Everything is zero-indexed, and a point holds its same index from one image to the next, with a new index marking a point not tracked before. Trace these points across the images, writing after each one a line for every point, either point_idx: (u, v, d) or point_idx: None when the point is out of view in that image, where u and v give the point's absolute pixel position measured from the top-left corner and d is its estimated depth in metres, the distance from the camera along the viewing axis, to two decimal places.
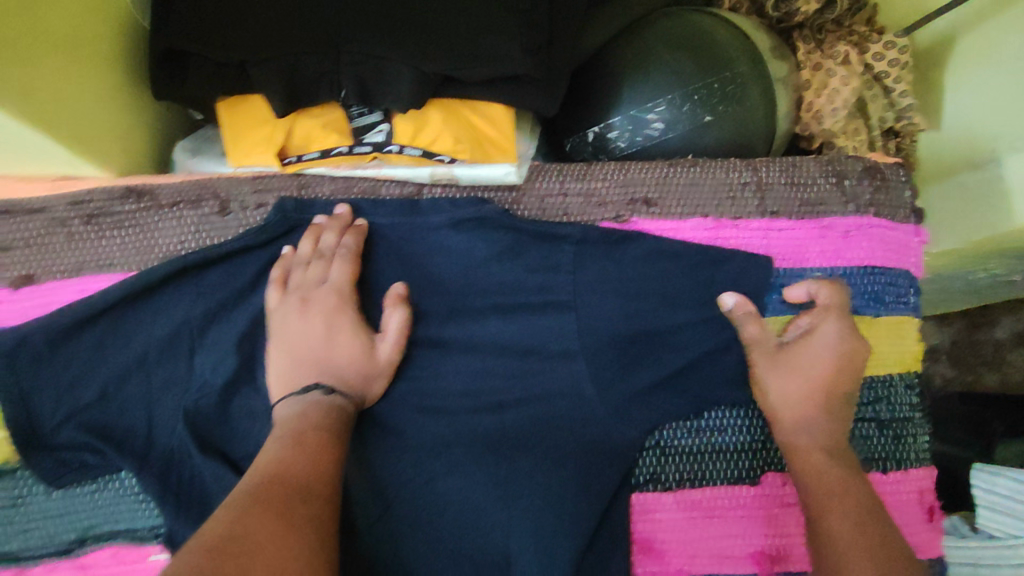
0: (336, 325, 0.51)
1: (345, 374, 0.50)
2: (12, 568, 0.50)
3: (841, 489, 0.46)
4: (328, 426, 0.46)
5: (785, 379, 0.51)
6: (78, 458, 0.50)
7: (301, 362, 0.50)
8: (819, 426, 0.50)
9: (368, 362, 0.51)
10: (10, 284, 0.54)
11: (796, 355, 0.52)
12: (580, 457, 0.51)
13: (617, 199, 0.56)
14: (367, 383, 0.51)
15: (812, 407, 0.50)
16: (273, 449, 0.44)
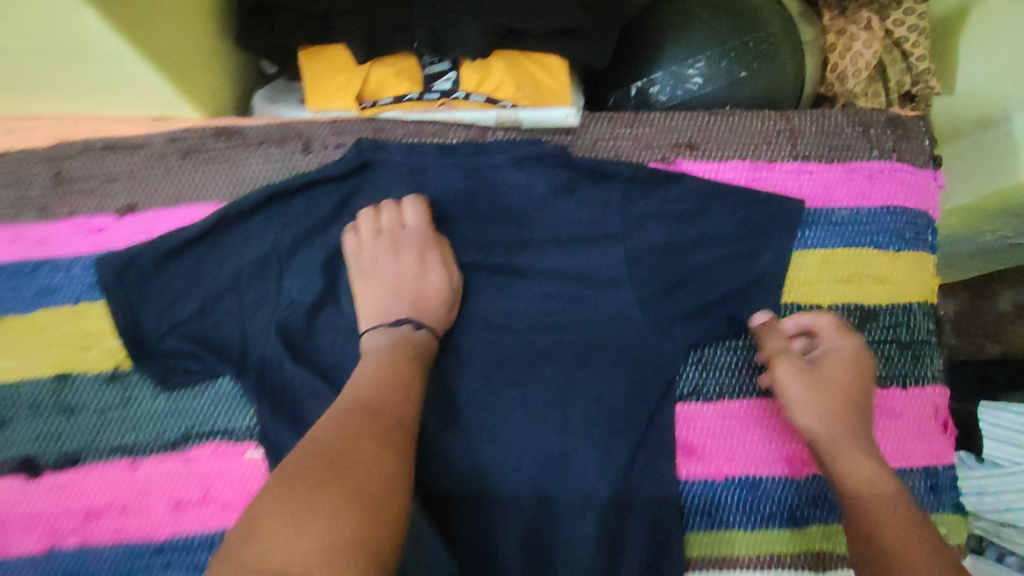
0: (416, 261, 0.57)
1: (426, 309, 0.55)
2: (123, 461, 0.55)
3: (867, 473, 0.50)
4: (410, 358, 0.51)
5: (821, 394, 0.54)
6: (181, 364, 0.55)
7: (386, 295, 0.56)
8: (861, 438, 0.52)
9: (446, 291, 0.56)
10: (114, 212, 0.58)
11: (827, 374, 0.55)
12: (629, 371, 0.57)
13: (663, 142, 0.61)
14: (445, 312, 0.56)
15: (850, 420, 0.53)
16: (361, 379, 0.48)
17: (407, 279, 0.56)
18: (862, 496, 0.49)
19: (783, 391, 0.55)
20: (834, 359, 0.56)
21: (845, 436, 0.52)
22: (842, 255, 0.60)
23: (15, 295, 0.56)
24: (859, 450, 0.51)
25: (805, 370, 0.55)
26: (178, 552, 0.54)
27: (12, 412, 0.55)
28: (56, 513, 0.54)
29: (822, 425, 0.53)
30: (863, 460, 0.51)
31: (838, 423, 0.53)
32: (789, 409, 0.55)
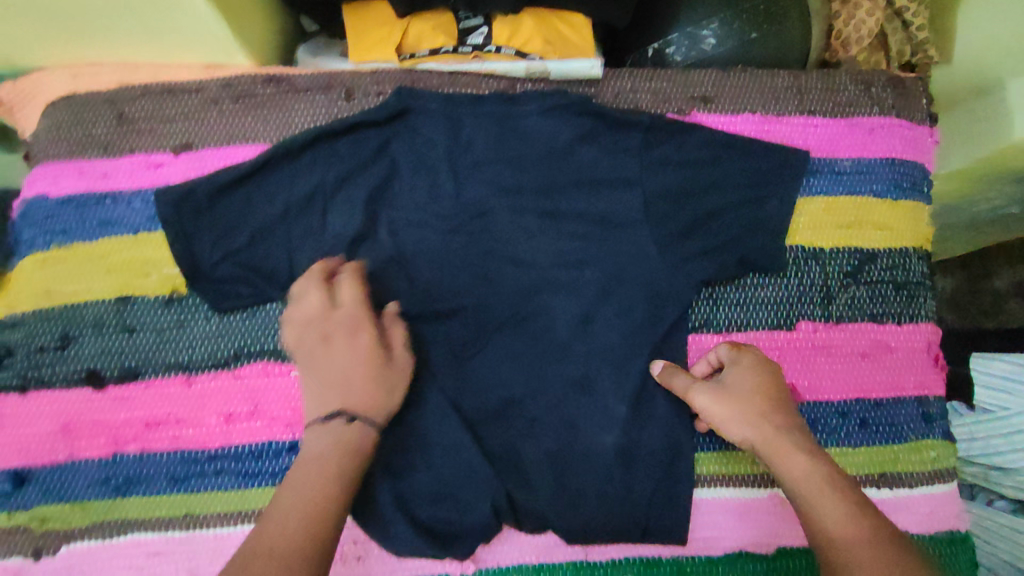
0: (353, 342, 0.53)
1: (362, 395, 0.51)
2: (178, 377, 0.59)
3: (801, 476, 0.50)
4: (343, 461, 0.48)
5: (736, 407, 0.54)
6: (235, 290, 0.60)
7: (320, 380, 0.52)
8: (790, 433, 0.53)
9: (386, 371, 0.53)
10: (171, 150, 0.63)
11: (734, 384, 0.56)
12: (647, 304, 0.61)
13: (679, 96, 0.66)
14: (386, 397, 0.53)
15: (774, 418, 0.54)
16: (292, 501, 0.45)
17: (343, 361, 0.52)
18: (799, 496, 0.49)
19: (705, 416, 0.56)
20: (735, 366, 0.57)
21: (772, 439, 0.52)
22: (844, 202, 0.65)
23: (79, 225, 0.61)
24: (792, 449, 0.51)
25: (714, 389, 0.56)
26: (231, 460, 0.59)
27: (77, 330, 0.59)
28: (117, 423, 0.58)
29: (751, 433, 0.54)
30: (796, 457, 0.51)
31: (764, 428, 0.53)
32: (719, 429, 0.55)
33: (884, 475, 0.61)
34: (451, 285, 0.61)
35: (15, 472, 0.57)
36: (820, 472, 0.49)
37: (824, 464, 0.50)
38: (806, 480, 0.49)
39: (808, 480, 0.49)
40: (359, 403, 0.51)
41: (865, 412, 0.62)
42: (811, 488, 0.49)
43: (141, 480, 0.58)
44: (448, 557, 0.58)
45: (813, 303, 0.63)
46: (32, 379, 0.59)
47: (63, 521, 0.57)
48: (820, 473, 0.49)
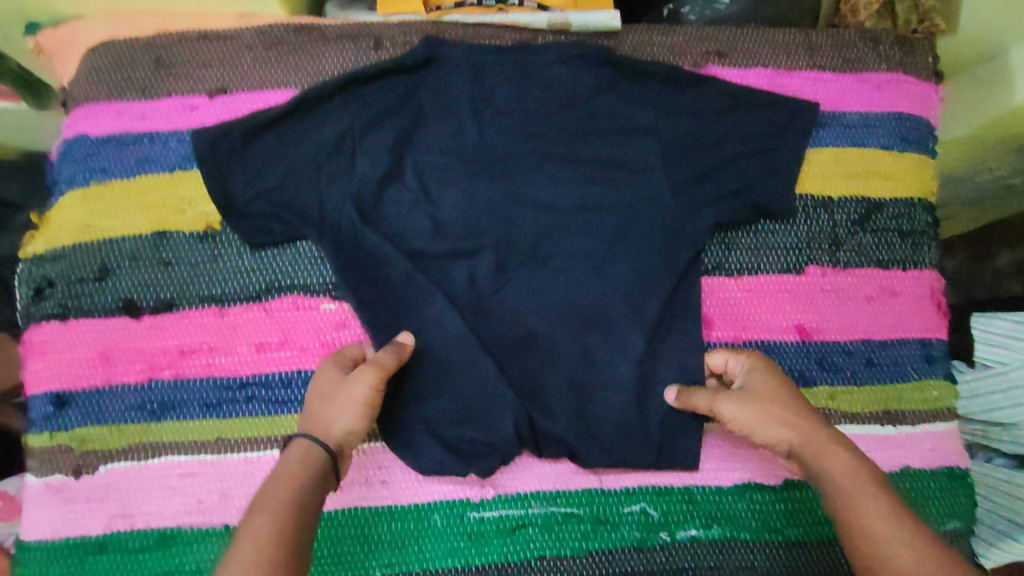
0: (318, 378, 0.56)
1: (315, 420, 0.52)
2: (211, 308, 0.62)
3: (843, 479, 0.48)
4: (295, 480, 0.48)
5: (769, 410, 0.52)
6: (266, 226, 0.62)
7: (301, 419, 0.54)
8: (824, 430, 0.51)
9: (342, 390, 0.54)
10: (206, 94, 0.65)
11: (761, 388, 0.54)
12: (662, 246, 0.64)
13: (694, 50, 0.69)
14: (343, 415, 0.53)
15: (807, 419, 0.52)
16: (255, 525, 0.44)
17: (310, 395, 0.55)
18: (845, 500, 0.48)
19: (733, 422, 0.54)
20: (757, 374, 0.56)
21: (810, 440, 0.51)
22: (852, 153, 0.68)
23: (118, 163, 0.64)
24: (830, 446, 0.50)
25: (742, 395, 0.54)
26: (262, 388, 0.61)
27: (115, 263, 0.62)
28: (153, 351, 0.61)
29: (788, 433, 0.51)
30: (837, 455, 0.50)
31: (801, 426, 0.51)
32: (751, 434, 0.53)
33: (888, 413, 0.64)
34: (474, 226, 0.64)
35: (56, 395, 0.60)
36: (862, 471, 0.48)
37: (861, 462, 0.49)
38: (849, 481, 0.48)
39: (852, 479, 0.48)
40: (313, 424, 0.52)
41: (871, 352, 0.65)
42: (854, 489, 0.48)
43: (176, 406, 0.60)
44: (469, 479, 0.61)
45: (821, 249, 0.66)
46: (72, 308, 0.61)
47: (102, 442, 0.60)
48: (862, 474, 0.48)
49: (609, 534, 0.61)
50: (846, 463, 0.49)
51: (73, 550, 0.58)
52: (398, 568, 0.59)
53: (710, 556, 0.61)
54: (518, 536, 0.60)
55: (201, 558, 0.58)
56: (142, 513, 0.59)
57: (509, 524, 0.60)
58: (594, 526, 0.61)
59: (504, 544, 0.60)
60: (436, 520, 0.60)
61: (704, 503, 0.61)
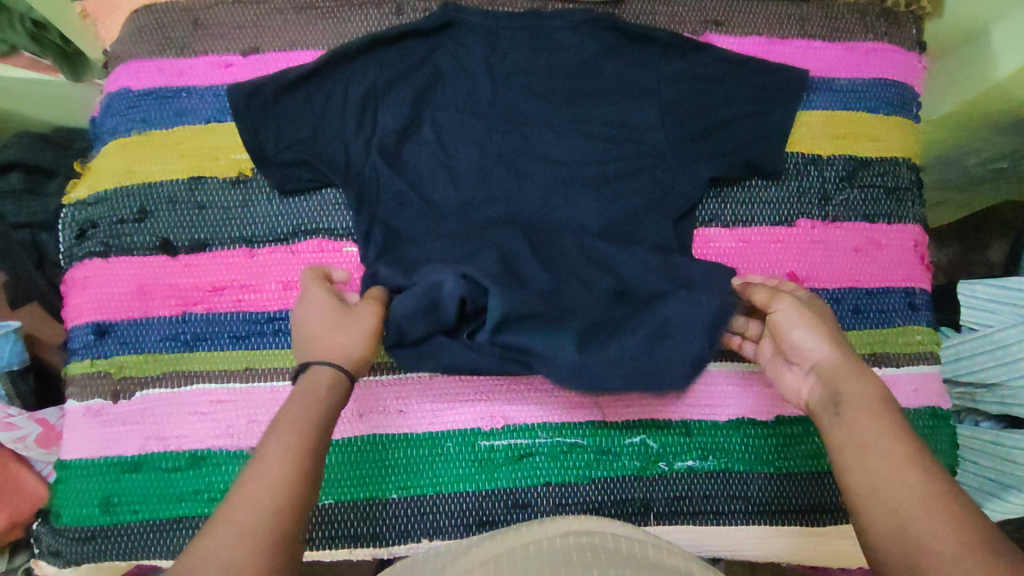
0: (305, 309, 0.58)
1: (322, 343, 0.54)
2: (242, 249, 0.66)
3: (873, 404, 0.50)
4: (310, 411, 0.50)
5: (818, 324, 0.55)
6: (295, 173, 0.67)
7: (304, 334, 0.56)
8: (860, 362, 0.54)
9: (339, 323, 0.56)
10: (240, 53, 0.70)
11: (812, 306, 0.57)
12: (661, 198, 0.68)
13: (693, 20, 0.74)
14: (364, 337, 0.56)
15: (850, 352, 0.55)
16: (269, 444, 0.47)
17: (304, 333, 0.56)
18: (866, 415, 0.50)
19: (779, 325, 0.56)
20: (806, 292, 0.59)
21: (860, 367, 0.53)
22: (840, 116, 0.73)
23: (158, 115, 0.69)
24: (863, 374, 0.52)
25: (800, 303, 0.56)
26: (288, 322, 0.66)
27: (153, 205, 0.67)
28: (188, 286, 0.65)
29: (829, 350, 0.54)
30: (868, 382, 0.52)
31: (841, 350, 0.54)
32: (788, 340, 0.55)
33: (874, 355, 0.69)
34: (488, 176, 0.68)
35: (97, 325, 0.65)
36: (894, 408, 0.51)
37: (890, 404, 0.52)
38: (875, 406, 0.50)
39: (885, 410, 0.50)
40: (323, 350, 0.54)
41: (857, 299, 0.70)
42: (879, 411, 0.50)
43: (208, 338, 0.65)
44: (479, 411, 0.65)
45: (810, 203, 0.71)
46: (113, 246, 0.66)
47: (138, 370, 0.64)
48: (887, 404, 0.51)
49: (611, 463, 0.64)
50: (880, 396, 0.51)
51: (111, 469, 0.62)
52: (413, 491, 0.63)
53: (705, 485, 0.64)
54: (526, 463, 0.64)
55: (228, 477, 0.62)
56: (174, 435, 0.63)
57: (517, 451, 0.64)
58: (597, 456, 0.65)
59: (513, 470, 0.64)
60: (449, 447, 0.64)
61: (701, 436, 0.65)
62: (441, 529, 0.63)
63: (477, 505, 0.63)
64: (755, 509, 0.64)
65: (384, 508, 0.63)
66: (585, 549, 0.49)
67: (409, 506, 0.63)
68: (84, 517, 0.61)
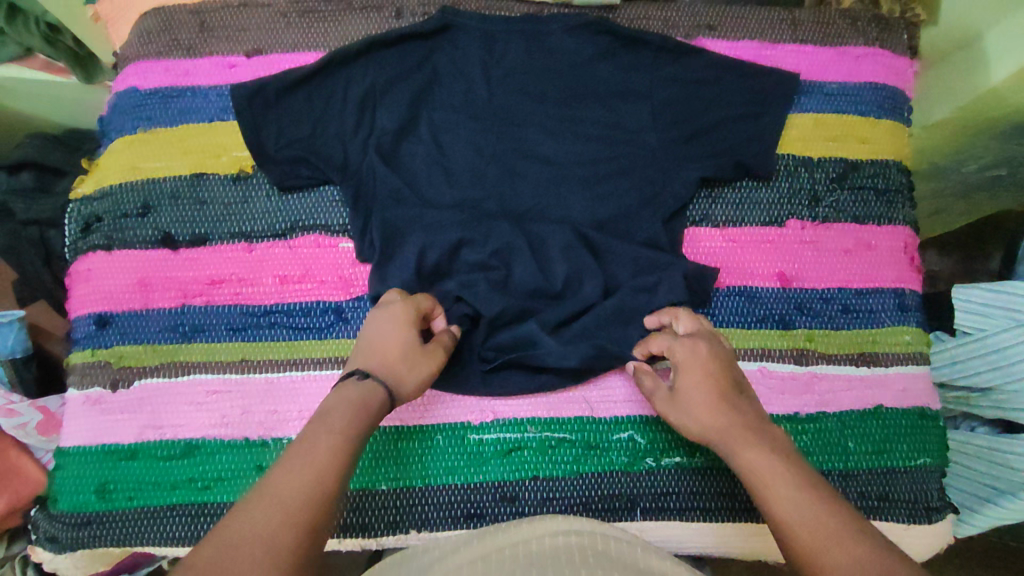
0: (388, 324, 0.59)
1: (390, 369, 0.56)
2: (241, 243, 0.68)
3: (748, 470, 0.52)
4: (359, 409, 0.51)
5: (689, 412, 0.57)
6: (295, 170, 0.69)
7: (372, 347, 0.57)
8: (738, 425, 0.55)
9: (409, 365, 0.57)
10: (244, 54, 0.72)
11: (686, 384, 0.58)
12: (652, 197, 0.70)
13: (687, 24, 0.76)
14: (420, 385, 0.57)
15: (725, 420, 0.55)
16: (322, 434, 0.48)
17: (374, 343, 0.57)
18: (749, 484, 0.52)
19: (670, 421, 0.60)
20: (680, 365, 0.60)
21: (735, 431, 0.54)
22: (832, 119, 0.74)
23: (163, 113, 0.71)
24: (738, 440, 0.54)
25: (673, 397, 0.59)
26: (284, 315, 0.67)
27: (155, 200, 0.68)
28: (187, 280, 0.67)
29: (705, 433, 0.56)
30: (744, 447, 0.53)
31: (711, 427, 0.56)
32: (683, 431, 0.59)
33: (863, 355, 0.69)
34: (483, 175, 0.70)
35: (99, 316, 0.66)
36: (774, 460, 0.51)
37: (777, 454, 0.52)
38: (750, 467, 0.52)
39: (760, 469, 0.51)
40: (386, 376, 0.55)
41: (847, 299, 0.70)
42: (756, 475, 0.51)
43: (205, 330, 0.66)
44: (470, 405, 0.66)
45: (801, 204, 0.72)
46: (116, 239, 0.68)
47: (138, 360, 0.65)
48: (758, 460, 0.52)
49: (599, 458, 0.65)
50: (754, 455, 0.52)
51: (108, 457, 0.63)
52: (403, 482, 0.64)
53: (693, 482, 0.65)
54: (515, 457, 0.65)
55: (222, 467, 0.63)
56: (170, 424, 0.64)
57: (506, 445, 0.65)
58: (585, 450, 0.65)
59: (502, 464, 0.65)
60: (439, 440, 0.65)
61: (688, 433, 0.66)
62: (430, 521, 0.64)
63: (466, 497, 0.64)
64: (742, 506, 0.65)
65: (374, 500, 0.64)
66: (574, 553, 0.48)
67: (399, 497, 0.64)
68: (81, 503, 0.63)
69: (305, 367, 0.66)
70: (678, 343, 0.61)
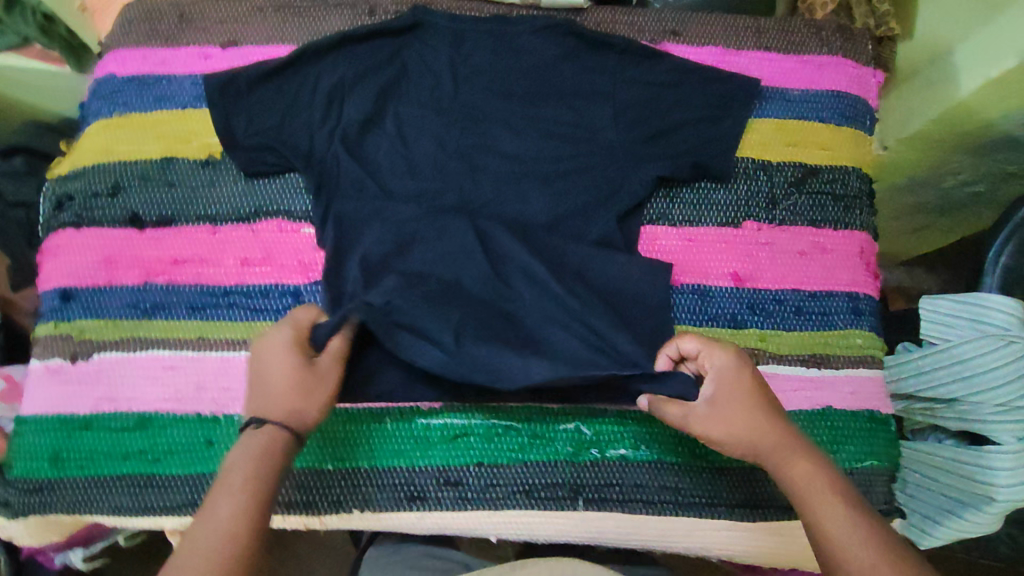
0: (268, 353, 0.54)
1: (285, 406, 0.52)
2: (205, 225, 0.70)
3: (806, 488, 0.52)
4: (262, 461, 0.50)
5: (735, 426, 0.54)
6: (261, 157, 0.70)
7: (260, 386, 0.53)
8: (794, 444, 0.54)
9: (299, 391, 0.53)
10: (219, 45, 0.75)
11: (730, 401, 0.55)
12: (610, 194, 0.71)
13: (654, 29, 0.77)
14: (326, 406, 0.55)
15: (781, 439, 0.54)
16: (225, 499, 0.47)
17: (261, 380, 0.53)
18: (806, 499, 0.51)
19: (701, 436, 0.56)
20: (721, 378, 0.56)
21: (786, 444, 0.54)
22: (792, 124, 0.75)
23: (137, 99, 0.73)
24: (796, 458, 0.53)
25: (713, 411, 0.55)
26: (243, 296, 0.69)
27: (125, 182, 0.71)
28: (152, 259, 0.69)
29: (755, 448, 0.54)
30: (802, 464, 0.53)
31: (763, 444, 0.54)
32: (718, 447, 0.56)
33: (814, 356, 0.70)
34: (444, 168, 0.71)
35: (64, 290, 0.68)
36: (827, 479, 0.52)
37: (824, 469, 0.52)
38: (810, 484, 0.52)
39: (816, 487, 0.51)
40: (281, 413, 0.52)
41: (800, 301, 0.71)
42: (816, 493, 0.51)
43: (166, 308, 0.68)
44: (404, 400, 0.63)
45: (759, 207, 0.73)
46: (85, 217, 0.70)
47: (98, 334, 0.67)
48: (821, 479, 0.52)
49: (545, 447, 0.66)
50: (815, 473, 0.52)
51: (63, 427, 0.65)
52: (349, 463, 0.65)
53: (638, 475, 0.65)
54: (461, 443, 0.66)
55: (173, 441, 0.64)
56: (126, 398, 0.65)
57: (452, 432, 0.66)
58: (531, 440, 0.66)
59: (448, 449, 0.65)
60: (387, 423, 0.66)
61: (635, 426, 0.66)
62: (374, 502, 0.64)
63: (410, 480, 0.65)
64: (685, 501, 0.65)
65: (320, 479, 0.65)
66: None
67: (344, 477, 0.65)
68: (34, 470, 0.64)
69: None
70: (713, 351, 0.57)
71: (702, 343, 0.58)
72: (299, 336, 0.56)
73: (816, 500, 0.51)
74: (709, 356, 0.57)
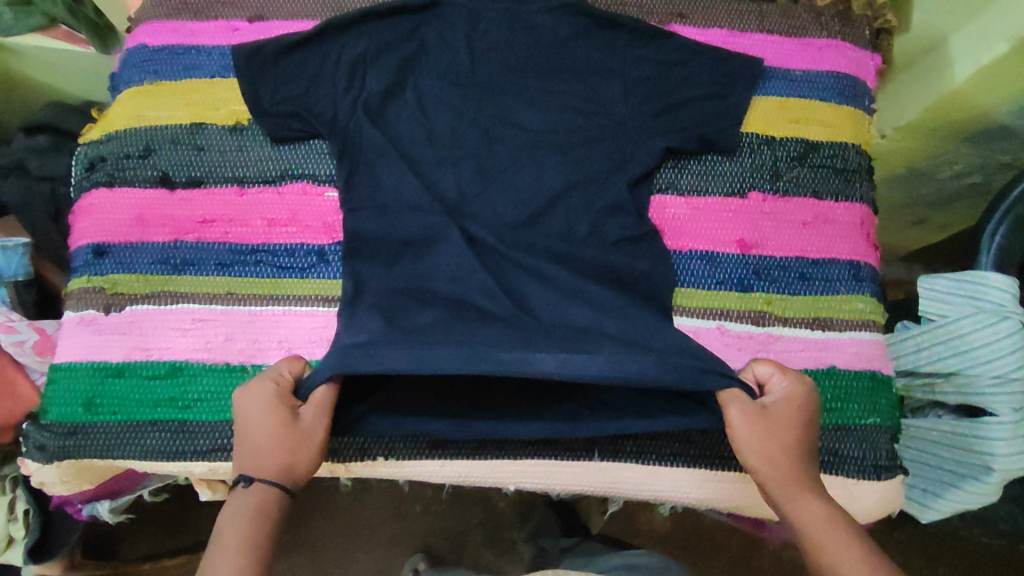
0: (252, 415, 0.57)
1: (270, 464, 0.56)
2: (233, 187, 0.73)
3: (813, 524, 0.55)
4: (254, 519, 0.54)
5: (774, 442, 0.58)
6: (286, 124, 0.73)
7: (248, 445, 0.57)
8: (811, 483, 0.58)
9: (282, 449, 0.57)
10: (246, 19, 0.79)
11: (777, 419, 0.59)
12: (622, 164, 0.74)
13: (661, 10, 0.81)
14: (313, 457, 0.58)
15: (803, 473, 0.58)
16: (221, 557, 0.52)
17: (247, 442, 0.57)
18: (811, 535, 0.55)
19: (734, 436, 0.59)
20: (780, 401, 0.60)
21: (800, 480, 0.57)
22: (793, 102, 0.78)
23: (168, 67, 0.77)
24: (810, 496, 0.57)
25: (762, 418, 0.58)
26: (269, 254, 0.71)
27: (156, 145, 0.74)
28: (182, 218, 0.72)
29: (773, 471, 0.58)
30: (812, 502, 0.57)
31: (783, 470, 0.58)
32: (741, 454, 0.59)
33: (816, 319, 0.73)
34: (462, 138, 0.75)
35: (97, 246, 0.71)
36: (835, 520, 0.56)
37: (836, 515, 0.56)
38: (818, 522, 0.56)
39: (825, 525, 0.55)
40: (269, 471, 0.56)
41: (803, 267, 0.74)
42: (820, 531, 0.55)
43: (194, 263, 0.71)
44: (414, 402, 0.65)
45: (763, 179, 0.76)
46: (118, 177, 0.73)
47: (128, 287, 0.70)
48: (830, 520, 0.56)
49: None
50: (827, 514, 0.56)
51: (93, 375, 0.67)
52: None
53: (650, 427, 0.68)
54: None
55: (200, 389, 0.67)
56: (154, 348, 0.68)
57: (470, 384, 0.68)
58: None
59: None
60: None
61: None
62: (396, 450, 0.67)
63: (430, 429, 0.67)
64: (696, 453, 0.67)
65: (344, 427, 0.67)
66: None
67: None
68: (63, 417, 0.66)
69: (287, 302, 0.70)
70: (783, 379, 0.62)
71: (775, 370, 0.63)
72: (280, 393, 0.59)
73: (819, 537, 0.55)
74: (779, 382, 0.62)
